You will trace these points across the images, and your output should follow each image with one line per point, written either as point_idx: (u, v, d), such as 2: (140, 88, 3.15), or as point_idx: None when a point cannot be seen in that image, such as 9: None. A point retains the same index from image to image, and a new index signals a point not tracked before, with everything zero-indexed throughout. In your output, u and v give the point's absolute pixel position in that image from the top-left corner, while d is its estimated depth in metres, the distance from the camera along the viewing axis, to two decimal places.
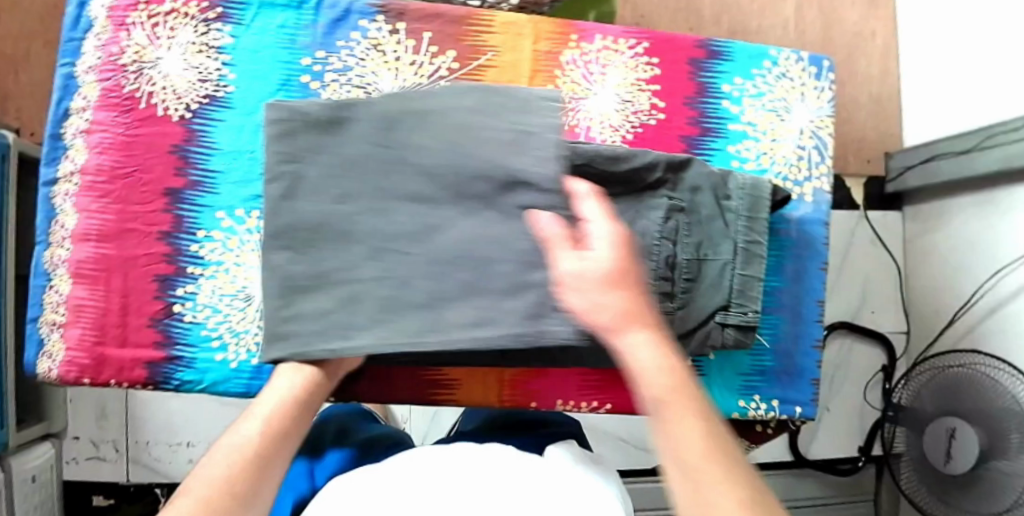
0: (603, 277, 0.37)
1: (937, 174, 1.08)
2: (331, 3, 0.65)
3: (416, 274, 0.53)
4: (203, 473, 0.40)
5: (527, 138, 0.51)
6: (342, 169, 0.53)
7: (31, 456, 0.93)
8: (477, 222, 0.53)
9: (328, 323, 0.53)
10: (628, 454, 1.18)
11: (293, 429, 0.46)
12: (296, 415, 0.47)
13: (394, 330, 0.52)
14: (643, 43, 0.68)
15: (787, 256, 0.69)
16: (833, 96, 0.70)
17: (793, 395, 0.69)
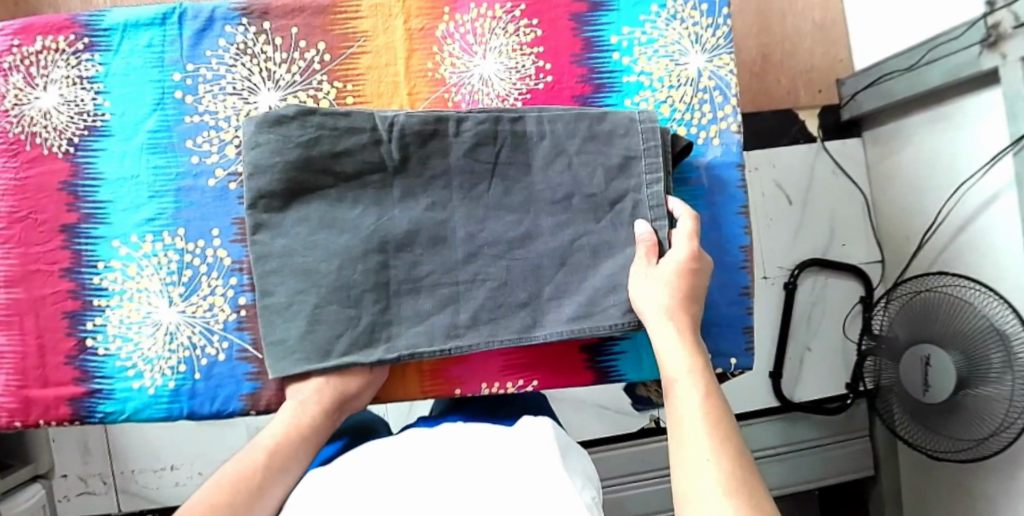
0: (662, 277, 0.57)
1: (892, 95, 1.04)
2: (194, 13, 0.64)
3: (456, 265, 0.62)
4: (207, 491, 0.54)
5: (632, 163, 0.62)
6: (337, 195, 0.60)
7: (20, 500, 0.95)
8: (500, 224, 0.62)
9: (357, 322, 0.60)
10: (612, 423, 1.17)
11: (298, 452, 0.59)
12: (294, 444, 0.59)
13: (459, 315, 0.61)
14: (519, 5, 0.65)
15: (701, 204, 0.66)
16: (731, 32, 0.66)
17: (724, 347, 0.66)
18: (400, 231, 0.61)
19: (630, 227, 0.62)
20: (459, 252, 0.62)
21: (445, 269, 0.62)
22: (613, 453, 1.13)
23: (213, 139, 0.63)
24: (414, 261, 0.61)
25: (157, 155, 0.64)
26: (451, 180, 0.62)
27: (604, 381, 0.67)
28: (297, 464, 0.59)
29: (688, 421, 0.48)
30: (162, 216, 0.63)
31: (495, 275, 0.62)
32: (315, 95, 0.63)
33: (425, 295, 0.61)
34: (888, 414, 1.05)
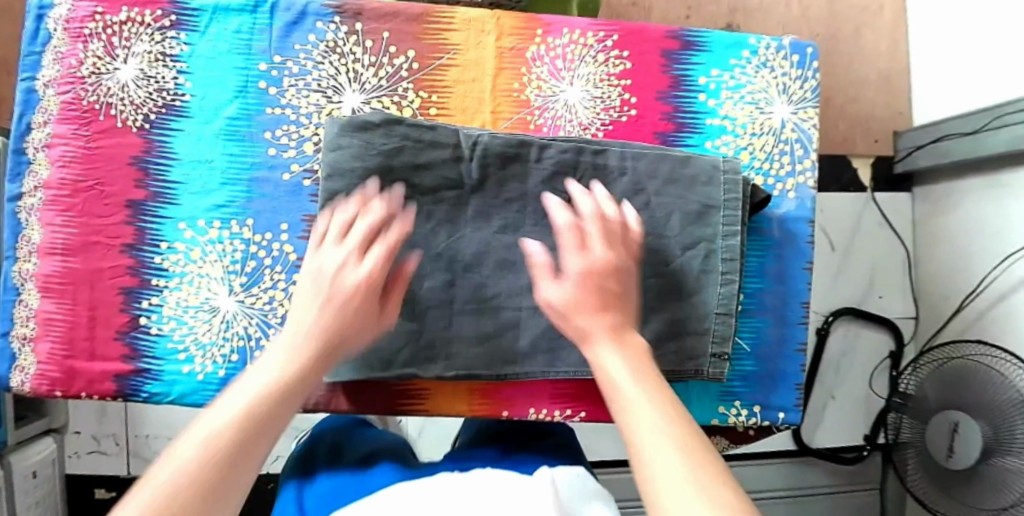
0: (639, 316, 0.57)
1: (949, 154, 1.05)
2: (286, 5, 0.64)
3: (525, 288, 0.62)
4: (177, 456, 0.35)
5: (710, 213, 0.62)
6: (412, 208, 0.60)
7: (31, 452, 0.95)
8: None
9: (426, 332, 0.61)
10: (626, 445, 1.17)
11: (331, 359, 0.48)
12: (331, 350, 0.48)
13: (495, 349, 0.62)
14: (612, 36, 0.65)
15: (769, 256, 0.66)
16: (818, 87, 0.66)
17: (775, 400, 0.66)
18: (470, 251, 0.61)
19: (698, 277, 0.62)
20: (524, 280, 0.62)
21: (512, 294, 0.62)
22: (610, 477, 1.15)
23: (292, 134, 0.63)
24: (479, 283, 0.62)
25: (234, 143, 0.63)
26: (528, 205, 0.62)
27: None
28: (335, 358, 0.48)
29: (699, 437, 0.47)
30: (232, 204, 0.63)
31: None
32: (399, 102, 0.63)
33: (488, 317, 0.62)
34: (902, 467, 1.07)
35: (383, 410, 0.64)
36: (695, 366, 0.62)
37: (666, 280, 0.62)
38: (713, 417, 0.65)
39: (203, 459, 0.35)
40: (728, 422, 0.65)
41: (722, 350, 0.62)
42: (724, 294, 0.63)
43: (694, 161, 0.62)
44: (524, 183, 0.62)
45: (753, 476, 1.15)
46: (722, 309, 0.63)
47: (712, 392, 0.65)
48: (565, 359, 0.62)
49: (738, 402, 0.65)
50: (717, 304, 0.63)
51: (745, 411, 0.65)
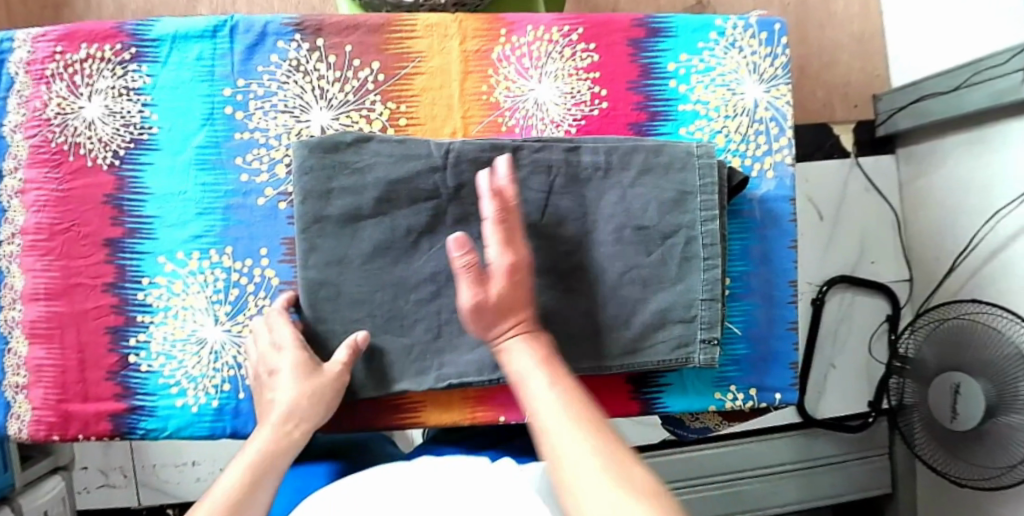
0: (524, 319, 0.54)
1: (930, 114, 1.04)
2: (246, 26, 0.63)
3: None
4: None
5: (686, 198, 0.61)
6: (390, 223, 0.60)
7: (40, 493, 0.97)
8: (551, 254, 0.61)
9: (417, 341, 0.61)
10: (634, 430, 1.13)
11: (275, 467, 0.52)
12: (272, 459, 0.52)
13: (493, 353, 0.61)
14: (577, 29, 0.64)
15: (752, 237, 0.66)
16: (788, 63, 0.66)
17: (770, 382, 0.66)
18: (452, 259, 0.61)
19: (680, 264, 0.62)
20: None
21: None
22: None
23: (263, 157, 0.63)
24: None
25: (206, 172, 0.63)
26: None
27: (647, 414, 0.65)
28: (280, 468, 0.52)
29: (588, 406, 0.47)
30: (211, 233, 0.63)
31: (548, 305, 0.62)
32: (367, 115, 0.63)
33: None
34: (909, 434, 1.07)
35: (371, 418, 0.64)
36: (686, 354, 0.62)
37: (652, 270, 0.62)
38: (709, 404, 0.65)
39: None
40: (726, 407, 0.65)
41: (710, 338, 0.61)
42: (707, 279, 0.62)
43: (669, 146, 0.62)
44: None
45: (766, 451, 1.14)
46: (708, 294, 0.62)
47: (707, 378, 0.65)
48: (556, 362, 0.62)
49: (733, 387, 0.65)
50: (704, 289, 0.62)
51: (740, 395, 0.65)
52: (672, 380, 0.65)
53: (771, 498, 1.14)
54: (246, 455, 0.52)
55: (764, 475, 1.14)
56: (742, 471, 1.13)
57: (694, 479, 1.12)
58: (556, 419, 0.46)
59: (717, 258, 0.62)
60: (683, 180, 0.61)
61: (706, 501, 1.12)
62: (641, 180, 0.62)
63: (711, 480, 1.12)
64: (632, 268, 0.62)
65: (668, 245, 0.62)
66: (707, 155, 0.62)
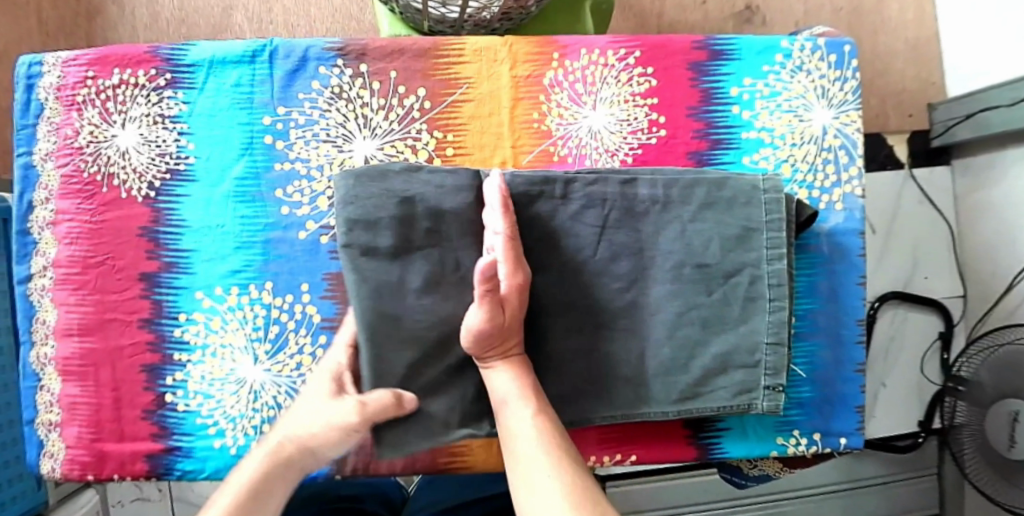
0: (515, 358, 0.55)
1: (990, 126, 0.98)
2: (286, 52, 0.60)
3: (566, 330, 0.58)
4: None
5: (751, 235, 0.58)
6: (439, 261, 0.56)
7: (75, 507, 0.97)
8: (607, 293, 0.58)
9: (466, 385, 0.57)
10: None
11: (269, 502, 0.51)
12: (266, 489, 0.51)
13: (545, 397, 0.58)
14: (634, 52, 0.61)
15: (818, 273, 0.61)
16: (858, 87, 0.62)
17: (835, 426, 0.62)
18: None
19: (743, 305, 0.58)
20: (564, 324, 0.58)
21: (551, 339, 0.59)
22: (637, 486, 1.04)
23: (304, 190, 0.60)
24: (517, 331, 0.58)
25: (244, 204, 0.60)
26: (562, 247, 0.58)
27: (705, 459, 0.61)
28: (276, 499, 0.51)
29: (564, 442, 0.51)
30: (249, 268, 0.60)
31: (604, 347, 0.58)
32: (413, 145, 0.59)
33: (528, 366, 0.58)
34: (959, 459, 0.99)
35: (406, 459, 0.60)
36: (748, 400, 0.59)
37: (715, 311, 0.58)
38: (771, 449, 0.61)
39: None
40: (788, 453, 0.61)
41: (775, 385, 0.58)
42: (773, 322, 0.58)
43: (733, 180, 0.58)
44: (555, 224, 0.58)
45: (812, 472, 1.07)
46: (774, 337, 0.58)
47: (767, 422, 0.61)
48: (613, 406, 0.59)
49: (796, 432, 0.61)
50: (769, 332, 0.58)
51: (804, 440, 0.61)
52: (731, 423, 0.61)
53: None
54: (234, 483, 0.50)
55: (810, 496, 1.07)
56: (785, 492, 1.06)
57: (736, 501, 1.05)
58: (536, 459, 0.50)
59: (784, 296, 0.58)
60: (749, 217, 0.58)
61: None
62: (702, 215, 0.58)
63: (753, 501, 1.06)
64: (694, 308, 0.58)
65: (731, 283, 0.58)
66: (776, 189, 0.58)
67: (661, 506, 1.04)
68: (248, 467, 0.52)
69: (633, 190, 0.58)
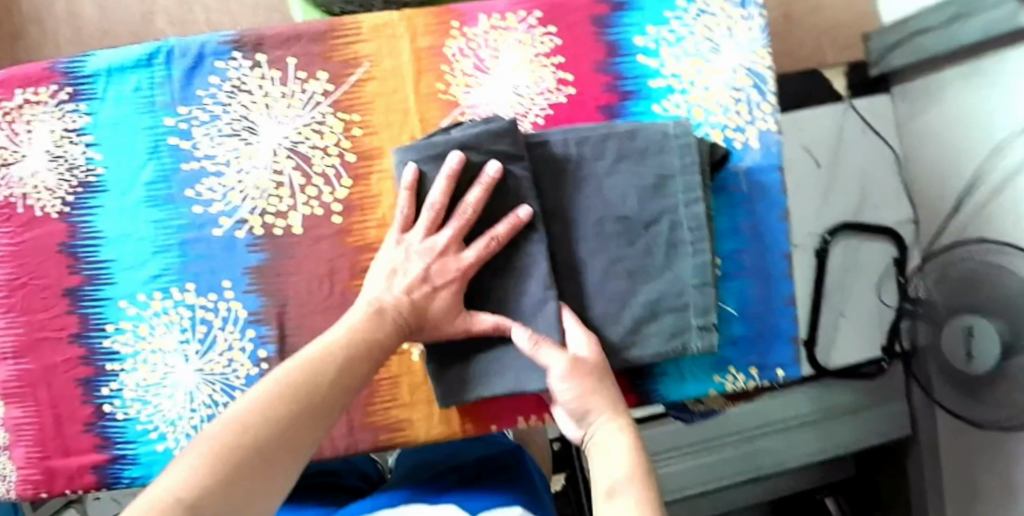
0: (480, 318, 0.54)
1: (925, 49, 0.98)
2: (182, 50, 0.59)
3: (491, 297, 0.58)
4: (232, 411, 0.41)
5: (667, 182, 0.58)
6: None
7: None
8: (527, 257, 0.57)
9: None
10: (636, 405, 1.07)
11: (355, 374, 0.48)
12: (353, 362, 0.48)
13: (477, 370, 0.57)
14: (534, 13, 0.60)
15: (740, 213, 0.62)
16: (766, 24, 0.61)
17: (771, 359, 0.62)
18: None
19: (667, 252, 0.58)
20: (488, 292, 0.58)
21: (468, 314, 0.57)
22: None
23: (215, 187, 0.59)
24: None
25: (158, 209, 0.60)
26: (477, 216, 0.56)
27: (645, 404, 0.62)
28: (362, 378, 0.48)
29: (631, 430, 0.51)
30: (170, 271, 0.59)
31: None
32: (319, 129, 0.59)
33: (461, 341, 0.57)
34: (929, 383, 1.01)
35: (349, 437, 0.60)
36: (682, 342, 0.59)
37: (639, 262, 0.58)
38: (709, 387, 0.62)
39: (251, 417, 0.41)
40: (726, 389, 0.62)
41: (706, 329, 0.58)
42: (697, 265, 0.58)
43: (643, 126, 0.58)
44: None
45: (778, 409, 1.08)
46: (698, 280, 0.58)
47: (706, 360, 0.62)
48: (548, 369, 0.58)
49: (733, 368, 0.62)
50: (694, 276, 0.58)
51: (741, 375, 0.62)
52: (668, 369, 0.61)
53: (790, 454, 1.09)
54: (320, 345, 0.48)
55: (779, 432, 1.09)
56: (754, 430, 1.08)
57: (705, 443, 1.07)
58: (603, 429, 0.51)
59: (701, 238, 0.58)
60: (664, 166, 0.58)
61: (722, 464, 1.08)
62: (618, 167, 0.58)
63: (725, 441, 1.07)
64: (619, 260, 0.58)
65: (651, 233, 0.58)
66: (689, 135, 0.57)
67: None
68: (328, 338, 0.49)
69: (544, 150, 0.57)
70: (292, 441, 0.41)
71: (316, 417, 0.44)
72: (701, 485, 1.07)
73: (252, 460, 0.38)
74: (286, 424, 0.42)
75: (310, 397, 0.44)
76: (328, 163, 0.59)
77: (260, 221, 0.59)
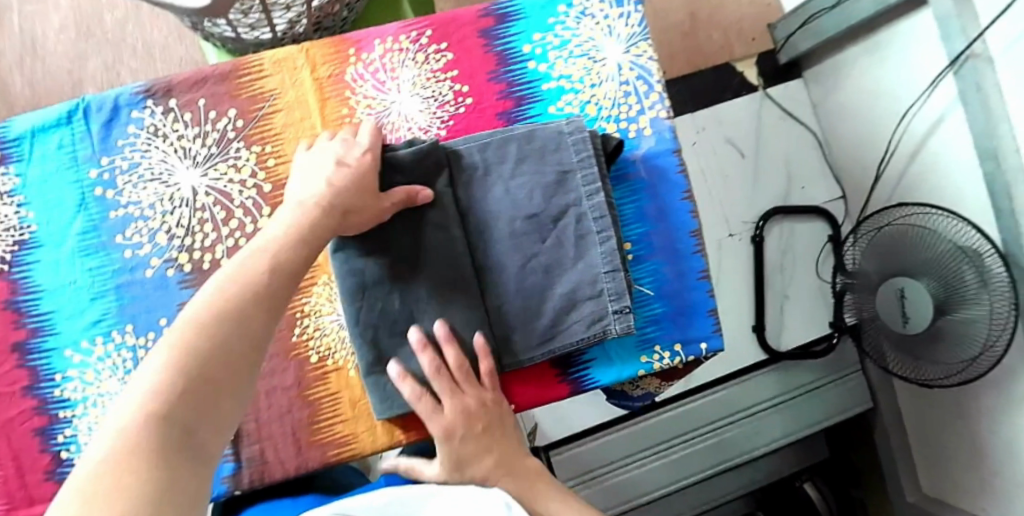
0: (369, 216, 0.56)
1: (824, 30, 1.04)
2: (98, 105, 0.63)
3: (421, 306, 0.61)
4: (189, 312, 0.45)
5: (568, 179, 0.61)
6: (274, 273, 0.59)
7: None
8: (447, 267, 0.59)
9: None
10: (596, 406, 1.07)
11: (295, 265, 0.50)
12: (292, 253, 0.51)
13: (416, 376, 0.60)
14: (425, 32, 0.64)
15: (644, 198, 0.65)
16: (643, 18, 0.65)
17: (693, 334, 0.65)
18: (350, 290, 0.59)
19: (576, 245, 0.62)
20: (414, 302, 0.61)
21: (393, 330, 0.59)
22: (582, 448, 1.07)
23: (142, 230, 0.62)
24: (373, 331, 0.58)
25: (92, 257, 0.63)
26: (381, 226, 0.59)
27: (578, 393, 0.64)
28: (303, 264, 0.51)
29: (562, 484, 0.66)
30: (108, 316, 0.62)
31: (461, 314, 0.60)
32: (235, 164, 0.62)
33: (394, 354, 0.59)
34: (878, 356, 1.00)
35: (298, 457, 0.61)
36: (602, 328, 0.61)
37: (554, 256, 0.61)
38: (637, 368, 0.64)
39: (202, 320, 0.44)
40: (654, 368, 0.64)
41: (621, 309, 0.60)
42: (605, 251, 0.61)
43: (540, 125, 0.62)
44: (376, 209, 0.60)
45: (738, 394, 1.11)
46: (609, 266, 0.61)
47: (630, 342, 0.65)
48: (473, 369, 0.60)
49: (658, 347, 0.65)
50: (603, 262, 0.61)
51: (667, 353, 0.65)
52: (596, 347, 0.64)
53: (757, 438, 1.11)
54: (261, 243, 0.51)
55: (744, 418, 1.11)
56: (720, 420, 1.10)
57: (671, 441, 1.09)
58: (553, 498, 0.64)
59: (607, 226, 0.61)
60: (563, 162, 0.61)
61: (694, 456, 1.09)
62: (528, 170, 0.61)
63: (691, 436, 1.09)
64: (537, 251, 0.61)
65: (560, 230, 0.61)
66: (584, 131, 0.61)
67: (607, 461, 1.07)
68: (269, 235, 0.52)
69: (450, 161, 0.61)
70: (242, 332, 0.45)
71: (263, 309, 0.47)
72: (673, 484, 1.09)
73: (206, 373, 0.42)
74: (239, 334, 0.45)
75: (258, 309, 0.47)
76: (247, 195, 0.62)
77: (188, 257, 0.62)
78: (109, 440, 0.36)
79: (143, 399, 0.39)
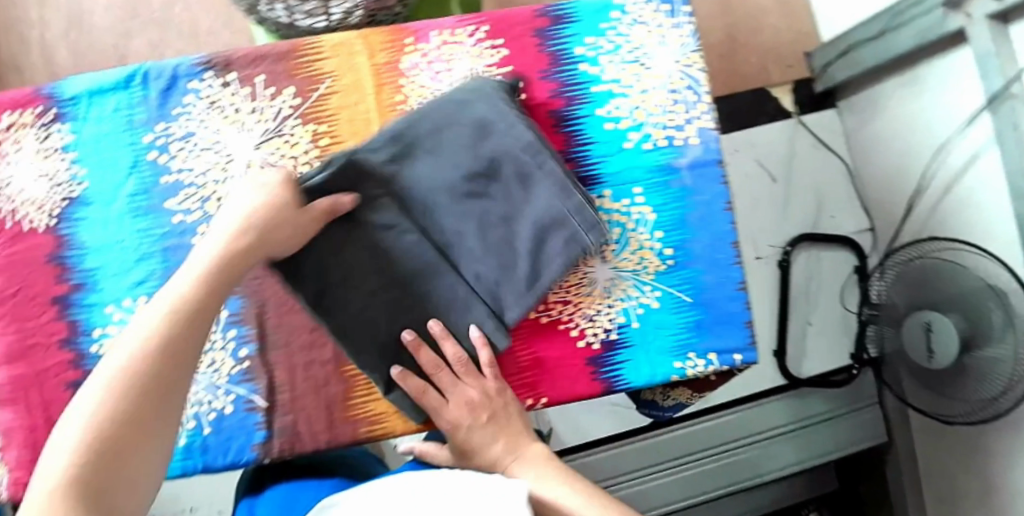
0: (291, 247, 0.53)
1: (863, 60, 1.05)
2: (157, 73, 0.65)
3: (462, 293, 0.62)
4: (137, 323, 0.45)
5: None
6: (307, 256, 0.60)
7: None
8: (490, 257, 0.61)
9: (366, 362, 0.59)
10: (615, 416, 1.09)
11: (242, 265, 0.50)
12: (238, 254, 0.50)
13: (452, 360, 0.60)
14: (482, 28, 0.66)
15: (689, 205, 0.66)
16: (695, 30, 0.67)
17: (727, 343, 0.66)
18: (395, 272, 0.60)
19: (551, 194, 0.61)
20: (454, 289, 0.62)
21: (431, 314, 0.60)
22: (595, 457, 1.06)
23: (192, 197, 0.64)
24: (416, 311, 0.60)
25: (140, 218, 0.64)
26: (395, 190, 0.60)
27: (610, 393, 0.65)
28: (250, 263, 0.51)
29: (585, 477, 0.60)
30: (153, 277, 0.64)
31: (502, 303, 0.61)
32: (288, 140, 0.64)
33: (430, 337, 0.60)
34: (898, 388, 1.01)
35: (329, 431, 0.62)
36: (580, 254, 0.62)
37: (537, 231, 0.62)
38: (671, 372, 0.65)
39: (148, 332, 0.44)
40: (687, 374, 0.65)
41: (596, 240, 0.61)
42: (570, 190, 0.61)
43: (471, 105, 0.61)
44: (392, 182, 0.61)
45: (755, 418, 1.10)
46: (575, 203, 0.61)
47: (665, 347, 0.66)
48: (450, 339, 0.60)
49: (692, 354, 0.66)
50: (564, 199, 0.61)
51: (701, 361, 0.66)
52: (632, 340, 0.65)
53: (768, 463, 1.09)
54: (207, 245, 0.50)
55: (759, 441, 1.09)
56: (734, 441, 1.08)
57: (686, 457, 1.06)
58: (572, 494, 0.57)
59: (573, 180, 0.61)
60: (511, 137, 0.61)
61: (700, 478, 1.07)
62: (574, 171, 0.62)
63: (705, 454, 1.07)
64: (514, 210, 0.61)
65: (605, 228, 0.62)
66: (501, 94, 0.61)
67: (616, 473, 1.05)
68: (216, 233, 0.51)
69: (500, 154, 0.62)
70: (189, 341, 0.45)
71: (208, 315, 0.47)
72: (682, 500, 1.06)
73: (155, 390, 0.42)
74: (180, 349, 0.44)
75: (198, 320, 0.46)
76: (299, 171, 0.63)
77: None
78: (54, 478, 0.36)
79: (81, 429, 0.39)
